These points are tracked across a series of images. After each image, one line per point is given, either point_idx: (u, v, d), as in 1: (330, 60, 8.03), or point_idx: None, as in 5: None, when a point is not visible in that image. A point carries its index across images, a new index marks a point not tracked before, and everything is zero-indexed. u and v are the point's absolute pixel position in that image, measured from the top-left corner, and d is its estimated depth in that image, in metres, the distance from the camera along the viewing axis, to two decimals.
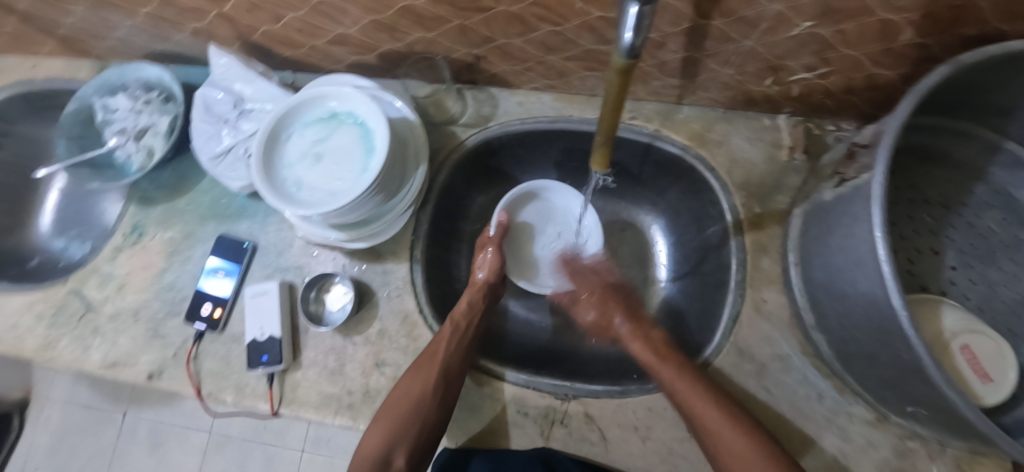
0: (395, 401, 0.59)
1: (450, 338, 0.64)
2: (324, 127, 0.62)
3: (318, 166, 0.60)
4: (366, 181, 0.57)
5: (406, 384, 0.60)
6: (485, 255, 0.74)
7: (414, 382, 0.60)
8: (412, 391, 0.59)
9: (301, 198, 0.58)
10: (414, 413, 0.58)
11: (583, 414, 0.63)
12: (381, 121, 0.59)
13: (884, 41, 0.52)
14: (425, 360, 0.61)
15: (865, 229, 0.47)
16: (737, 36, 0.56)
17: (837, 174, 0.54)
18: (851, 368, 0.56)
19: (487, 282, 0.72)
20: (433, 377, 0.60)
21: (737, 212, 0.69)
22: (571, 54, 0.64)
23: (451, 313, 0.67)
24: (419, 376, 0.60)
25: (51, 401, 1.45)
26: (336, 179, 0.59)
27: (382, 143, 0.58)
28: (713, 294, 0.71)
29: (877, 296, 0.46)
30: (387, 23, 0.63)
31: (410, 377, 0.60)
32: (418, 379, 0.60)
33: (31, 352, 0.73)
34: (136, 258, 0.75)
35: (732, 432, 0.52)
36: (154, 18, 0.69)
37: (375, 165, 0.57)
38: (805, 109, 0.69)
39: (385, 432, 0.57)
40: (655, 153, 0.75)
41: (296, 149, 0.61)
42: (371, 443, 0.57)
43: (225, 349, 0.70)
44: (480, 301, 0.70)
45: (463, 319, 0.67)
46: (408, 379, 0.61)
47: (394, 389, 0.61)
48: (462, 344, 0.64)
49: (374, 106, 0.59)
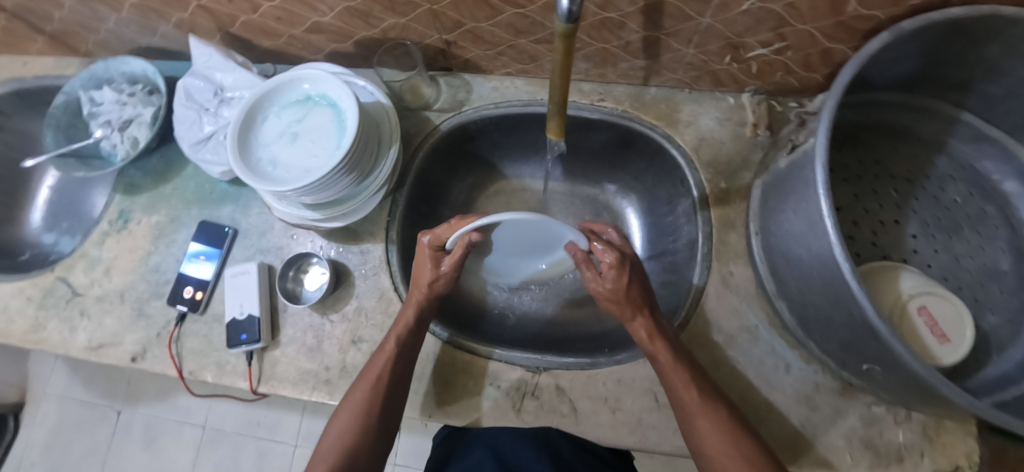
0: (338, 434, 0.55)
1: (391, 361, 0.58)
2: (300, 110, 0.64)
3: (293, 145, 0.62)
4: (338, 157, 0.59)
5: (348, 415, 0.56)
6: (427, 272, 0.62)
7: (356, 413, 0.56)
8: (355, 423, 0.55)
9: (274, 176, 0.60)
10: (361, 445, 0.55)
11: (554, 387, 0.64)
12: (351, 99, 0.61)
13: (834, 14, 0.54)
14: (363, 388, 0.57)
15: (815, 192, 0.48)
16: (693, 13, 0.58)
17: (792, 143, 0.56)
18: (813, 334, 0.57)
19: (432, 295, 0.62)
20: (378, 403, 0.56)
21: (705, 189, 0.70)
22: (538, 37, 0.66)
23: (388, 333, 0.60)
24: (356, 405, 0.57)
25: (47, 400, 1.46)
26: (310, 157, 0.61)
27: (354, 121, 0.60)
28: (684, 271, 0.72)
29: (827, 255, 0.47)
30: (360, 9, 0.65)
31: (352, 408, 0.56)
32: (360, 406, 0.56)
33: (20, 335, 0.75)
34: (122, 243, 0.78)
35: (726, 447, 0.51)
36: (139, 10, 0.72)
37: (347, 142, 0.59)
38: (770, 88, 0.71)
39: (332, 463, 0.53)
40: (626, 135, 0.77)
41: (272, 129, 0.63)
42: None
43: (207, 328, 0.71)
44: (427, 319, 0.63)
45: (408, 339, 0.60)
46: (348, 407, 0.57)
47: (334, 419, 0.57)
48: (406, 363, 0.60)
49: (346, 87, 0.61)
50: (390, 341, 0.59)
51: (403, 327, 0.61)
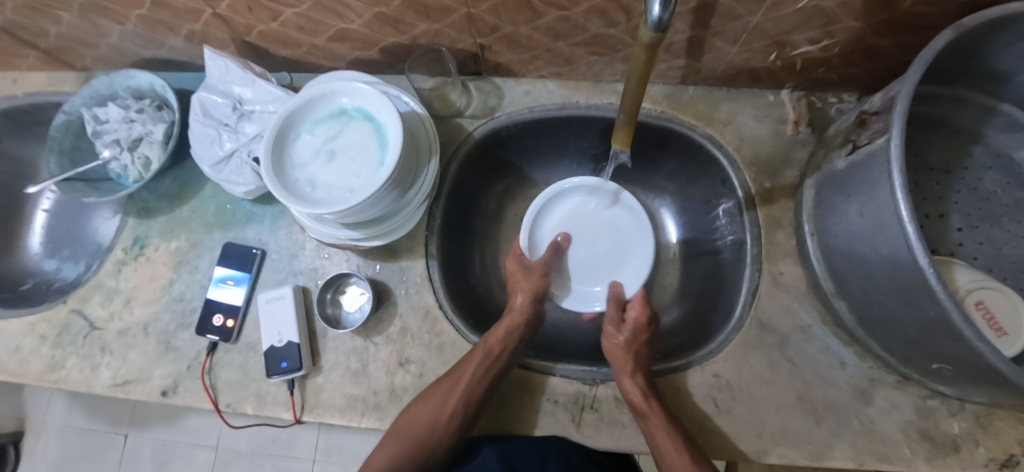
0: (410, 420, 0.58)
1: (478, 366, 0.60)
2: (336, 125, 0.61)
3: (331, 164, 0.59)
4: (381, 177, 0.56)
5: (424, 407, 0.59)
6: (519, 281, 0.72)
7: (435, 406, 0.58)
8: (428, 415, 0.58)
9: (312, 197, 0.57)
10: (425, 441, 0.57)
11: (612, 397, 0.63)
12: (393, 115, 0.57)
13: (888, 10, 0.53)
14: (448, 383, 0.59)
15: (885, 194, 0.48)
16: (744, 12, 0.56)
17: (851, 143, 0.55)
18: (874, 333, 0.57)
19: (528, 310, 0.68)
20: (452, 408, 0.58)
21: (749, 189, 0.70)
22: (577, 39, 0.64)
23: (483, 338, 0.63)
24: (438, 398, 0.59)
25: (48, 430, 1.40)
26: (350, 176, 0.58)
27: (398, 139, 0.57)
28: (730, 272, 0.71)
29: (901, 257, 0.47)
30: (390, 15, 0.62)
31: (427, 400, 0.59)
32: (441, 399, 0.58)
33: (37, 375, 0.71)
34: (141, 271, 0.73)
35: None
36: (146, 22, 0.67)
37: (392, 159, 0.56)
38: (808, 84, 0.71)
39: (394, 448, 0.57)
40: (663, 136, 0.76)
41: (308, 147, 0.60)
42: (379, 457, 0.57)
43: (242, 358, 0.68)
44: (518, 330, 0.65)
45: (496, 346, 0.62)
46: (428, 398, 0.59)
47: (412, 405, 0.60)
48: (490, 375, 0.60)
49: (386, 100, 0.58)
50: (479, 348, 0.62)
51: (493, 338, 0.63)
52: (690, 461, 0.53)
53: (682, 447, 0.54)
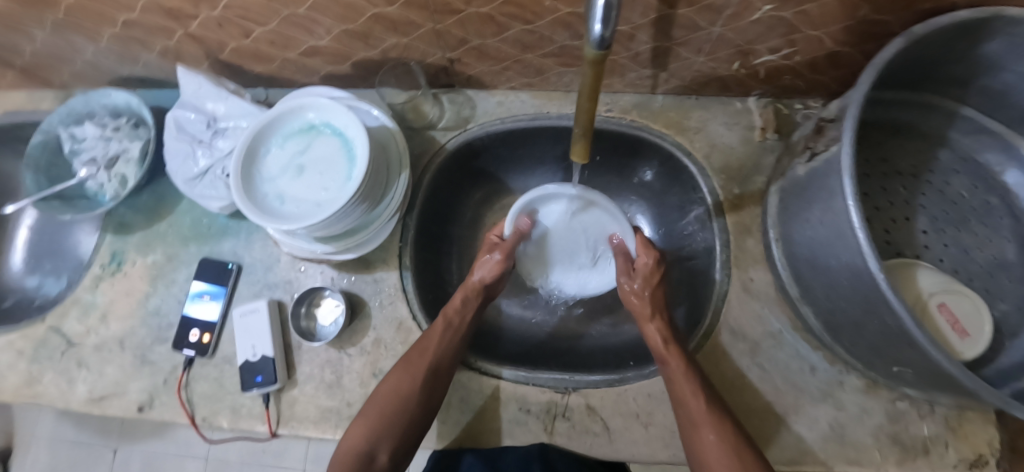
0: (383, 395, 0.58)
1: (442, 335, 0.62)
2: (305, 140, 0.61)
3: (299, 178, 0.60)
4: (348, 190, 0.57)
5: (397, 379, 0.59)
6: (490, 258, 0.70)
7: (404, 381, 0.59)
8: (398, 390, 0.58)
9: (280, 211, 0.58)
10: (398, 414, 0.57)
11: (585, 406, 0.64)
12: (359, 130, 0.58)
13: (844, 20, 0.54)
14: (414, 355, 0.60)
15: (841, 202, 0.49)
16: (704, 23, 0.57)
17: (810, 150, 0.56)
18: (839, 338, 0.58)
19: (483, 284, 0.68)
20: (421, 379, 0.59)
21: (719, 196, 0.70)
22: (544, 51, 0.65)
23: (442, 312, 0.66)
24: (407, 371, 0.59)
25: (37, 444, 1.40)
26: (318, 190, 0.59)
27: (365, 153, 0.58)
28: (702, 278, 0.72)
29: (857, 265, 0.48)
30: (359, 31, 0.63)
31: (400, 372, 0.59)
32: (409, 375, 0.59)
33: (13, 392, 0.71)
34: (117, 286, 0.74)
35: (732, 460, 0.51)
36: (120, 40, 0.68)
37: (359, 173, 0.57)
38: (776, 91, 0.71)
39: (366, 428, 0.56)
40: (634, 144, 0.76)
41: (278, 161, 0.60)
42: (352, 438, 0.56)
43: (218, 371, 0.68)
44: (473, 300, 0.68)
45: (455, 317, 0.65)
46: (395, 377, 0.59)
47: (381, 386, 0.60)
48: (454, 342, 0.63)
49: (353, 115, 0.59)
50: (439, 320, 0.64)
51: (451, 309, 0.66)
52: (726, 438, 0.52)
53: (717, 421, 0.54)
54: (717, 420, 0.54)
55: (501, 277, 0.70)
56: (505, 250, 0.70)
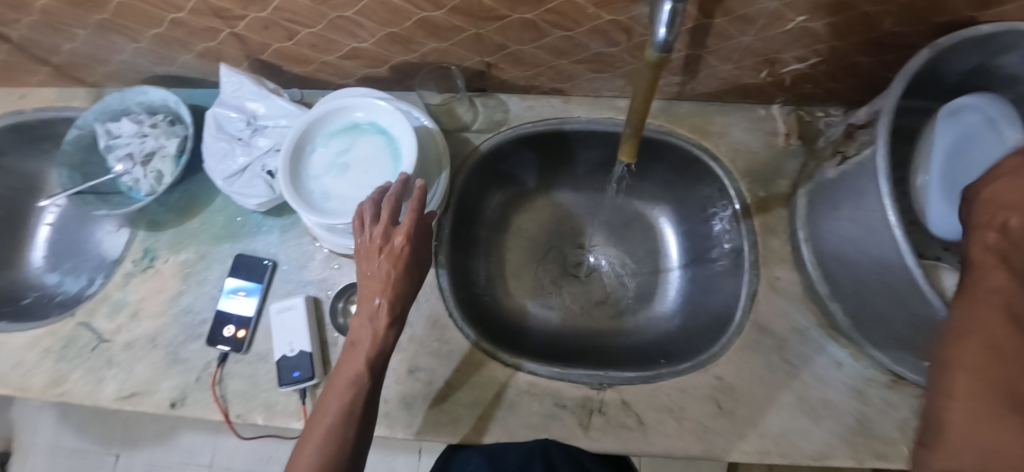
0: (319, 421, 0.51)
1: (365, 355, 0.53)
2: (348, 139, 0.63)
3: (342, 176, 0.61)
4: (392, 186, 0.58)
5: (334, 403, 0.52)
6: (374, 237, 0.53)
7: (336, 413, 0.51)
8: (331, 427, 0.50)
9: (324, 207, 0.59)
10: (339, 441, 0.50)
11: (619, 401, 0.65)
12: (406, 130, 0.61)
13: (868, 31, 0.58)
14: (343, 383, 0.52)
15: (872, 200, 0.51)
16: (736, 32, 0.60)
17: (840, 154, 0.59)
18: (867, 333, 0.60)
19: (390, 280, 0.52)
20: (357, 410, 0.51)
21: (744, 198, 0.73)
22: (579, 57, 0.68)
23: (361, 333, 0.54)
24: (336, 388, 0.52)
25: (36, 450, 1.36)
26: (361, 187, 0.60)
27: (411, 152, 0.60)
28: (728, 277, 0.74)
29: (890, 260, 0.50)
30: (402, 35, 0.65)
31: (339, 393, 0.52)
32: (344, 400, 0.51)
33: (41, 389, 0.70)
34: (149, 283, 0.74)
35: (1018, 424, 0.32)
36: (162, 40, 0.69)
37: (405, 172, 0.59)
38: (797, 99, 0.75)
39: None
40: (659, 148, 0.79)
41: (323, 159, 0.62)
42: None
43: (252, 369, 0.68)
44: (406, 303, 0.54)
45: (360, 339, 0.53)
46: (325, 409, 0.51)
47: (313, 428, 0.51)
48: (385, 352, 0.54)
49: (400, 116, 0.61)
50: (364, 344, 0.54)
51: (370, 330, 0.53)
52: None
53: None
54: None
55: (408, 267, 0.54)
56: (385, 226, 0.53)
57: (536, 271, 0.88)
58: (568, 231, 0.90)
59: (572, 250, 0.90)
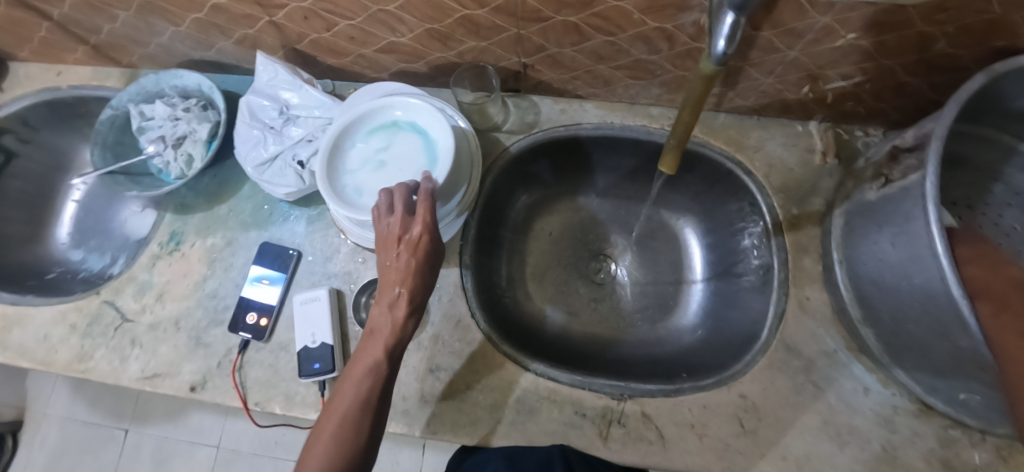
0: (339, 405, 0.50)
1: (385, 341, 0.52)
2: (390, 136, 0.63)
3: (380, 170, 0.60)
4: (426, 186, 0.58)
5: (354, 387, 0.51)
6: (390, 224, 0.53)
7: (352, 399, 0.50)
8: (346, 415, 0.49)
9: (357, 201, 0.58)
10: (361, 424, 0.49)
11: (640, 413, 0.64)
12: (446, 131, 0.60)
13: (920, 51, 0.56)
14: (360, 372, 0.51)
15: (918, 226, 0.50)
16: (782, 46, 0.59)
17: (883, 176, 0.57)
18: (900, 361, 0.59)
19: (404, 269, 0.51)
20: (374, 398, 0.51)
21: (777, 214, 0.72)
22: (619, 63, 0.67)
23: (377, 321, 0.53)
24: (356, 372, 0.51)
25: (48, 421, 1.38)
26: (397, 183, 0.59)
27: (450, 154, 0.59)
28: (754, 294, 0.73)
29: (934, 288, 0.49)
30: (441, 32, 0.64)
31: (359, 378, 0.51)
32: (360, 389, 0.50)
33: (65, 365, 0.71)
34: (174, 266, 0.74)
35: None
36: (202, 24, 0.69)
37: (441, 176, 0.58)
38: (836, 116, 0.73)
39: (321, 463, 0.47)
40: (692, 160, 0.77)
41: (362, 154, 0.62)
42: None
43: (273, 358, 0.69)
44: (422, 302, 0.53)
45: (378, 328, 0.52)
46: (341, 395, 0.50)
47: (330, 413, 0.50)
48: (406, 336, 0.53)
49: (440, 118, 0.60)
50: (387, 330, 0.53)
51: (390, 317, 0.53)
52: None
53: None
54: None
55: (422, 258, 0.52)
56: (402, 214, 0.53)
57: (558, 276, 0.87)
58: (592, 238, 0.90)
59: (595, 257, 0.89)
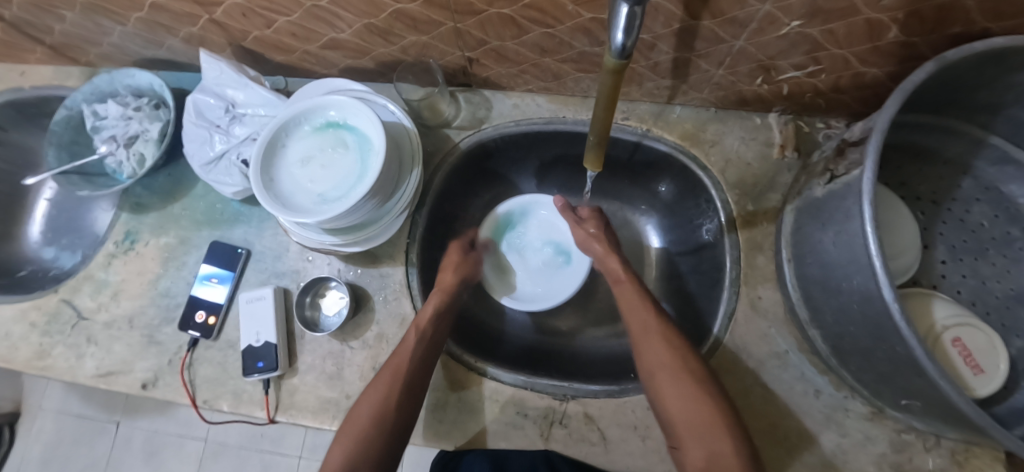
0: (362, 415, 0.55)
1: (415, 348, 0.60)
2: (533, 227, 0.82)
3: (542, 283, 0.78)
4: (354, 197, 0.57)
5: (373, 397, 0.56)
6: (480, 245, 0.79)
7: (373, 408, 0.55)
8: (368, 419, 0.55)
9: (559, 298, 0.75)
10: (379, 431, 0.54)
11: (582, 414, 0.63)
12: (380, 143, 0.58)
13: (872, 40, 0.53)
14: (383, 379, 0.57)
15: (856, 225, 0.47)
16: (727, 36, 0.56)
17: (829, 172, 0.54)
18: (847, 364, 0.56)
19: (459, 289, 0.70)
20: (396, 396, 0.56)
21: (731, 211, 0.70)
22: (564, 56, 0.64)
23: (413, 326, 0.63)
24: (380, 382, 0.57)
25: (44, 413, 1.41)
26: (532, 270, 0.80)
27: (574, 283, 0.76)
28: (710, 292, 0.72)
29: (870, 290, 0.46)
30: (380, 27, 0.63)
31: (377, 389, 0.57)
32: (379, 397, 0.56)
33: (24, 362, 0.72)
34: (130, 265, 0.75)
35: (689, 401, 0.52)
36: (146, 23, 0.69)
37: (368, 183, 0.57)
38: (797, 108, 0.70)
39: (345, 453, 0.53)
40: (649, 155, 0.77)
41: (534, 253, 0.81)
42: (331, 464, 0.52)
43: (222, 356, 0.69)
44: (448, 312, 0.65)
45: (429, 328, 0.63)
46: (365, 404, 0.56)
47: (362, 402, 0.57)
48: (428, 352, 0.61)
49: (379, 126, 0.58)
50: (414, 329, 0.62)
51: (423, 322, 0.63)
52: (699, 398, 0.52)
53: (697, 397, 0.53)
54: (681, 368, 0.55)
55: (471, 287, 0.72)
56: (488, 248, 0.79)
57: None
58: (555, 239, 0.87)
59: None
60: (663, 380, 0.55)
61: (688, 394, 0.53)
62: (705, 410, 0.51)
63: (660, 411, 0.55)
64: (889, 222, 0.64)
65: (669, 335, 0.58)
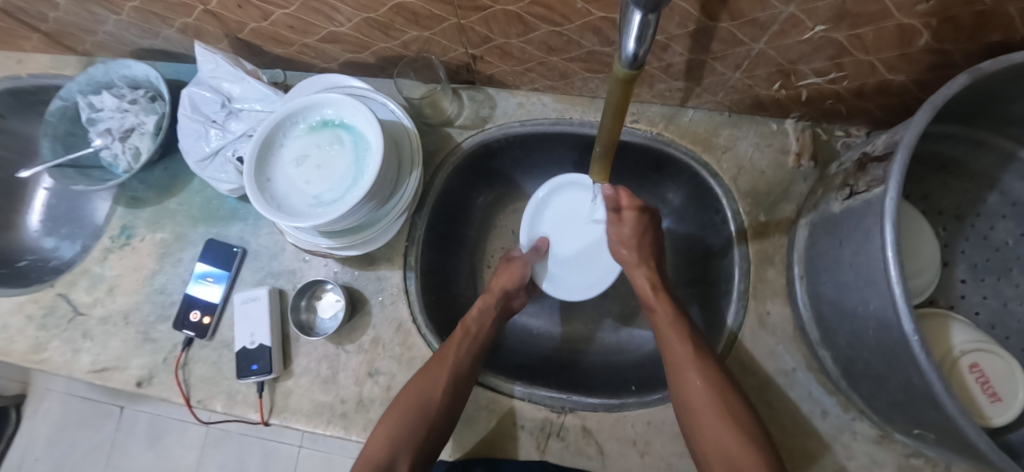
0: (403, 402, 0.57)
1: (461, 344, 0.62)
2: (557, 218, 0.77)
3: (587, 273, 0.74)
4: (349, 201, 0.55)
5: (418, 386, 0.58)
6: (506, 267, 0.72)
7: (418, 398, 0.56)
8: (413, 407, 0.56)
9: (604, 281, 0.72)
10: (421, 421, 0.55)
11: (580, 427, 0.62)
12: (376, 145, 0.56)
13: (902, 46, 0.49)
14: (432, 368, 0.59)
15: (876, 246, 0.45)
16: (746, 39, 0.53)
17: (849, 186, 0.51)
18: (857, 388, 0.54)
19: (502, 289, 0.69)
20: (444, 385, 0.58)
21: (742, 221, 0.67)
22: (572, 55, 0.61)
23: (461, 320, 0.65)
24: (427, 377, 0.58)
25: (49, 395, 1.39)
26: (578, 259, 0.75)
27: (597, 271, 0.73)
28: (718, 303, 0.69)
29: (887, 316, 0.44)
30: (379, 21, 0.60)
31: (420, 379, 0.58)
32: (426, 389, 0.57)
33: (21, 355, 0.72)
34: (126, 260, 0.74)
35: (729, 440, 0.50)
36: (140, 13, 0.67)
37: (364, 187, 0.55)
38: (816, 114, 0.67)
39: (387, 436, 0.55)
40: (659, 158, 0.74)
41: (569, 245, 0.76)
42: (373, 448, 0.54)
43: (216, 355, 0.68)
44: (493, 307, 0.67)
45: (473, 325, 0.65)
46: (409, 394, 0.57)
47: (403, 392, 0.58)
48: (472, 349, 0.62)
49: (375, 127, 0.56)
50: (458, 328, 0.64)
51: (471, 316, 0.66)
52: (739, 438, 0.50)
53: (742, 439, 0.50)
54: (714, 405, 0.53)
55: (521, 285, 0.71)
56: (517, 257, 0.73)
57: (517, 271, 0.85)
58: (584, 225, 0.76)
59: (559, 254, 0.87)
60: (704, 418, 0.53)
61: (722, 428, 0.52)
62: (745, 454, 0.49)
63: (694, 447, 0.54)
64: (910, 239, 0.61)
65: (707, 364, 0.56)
